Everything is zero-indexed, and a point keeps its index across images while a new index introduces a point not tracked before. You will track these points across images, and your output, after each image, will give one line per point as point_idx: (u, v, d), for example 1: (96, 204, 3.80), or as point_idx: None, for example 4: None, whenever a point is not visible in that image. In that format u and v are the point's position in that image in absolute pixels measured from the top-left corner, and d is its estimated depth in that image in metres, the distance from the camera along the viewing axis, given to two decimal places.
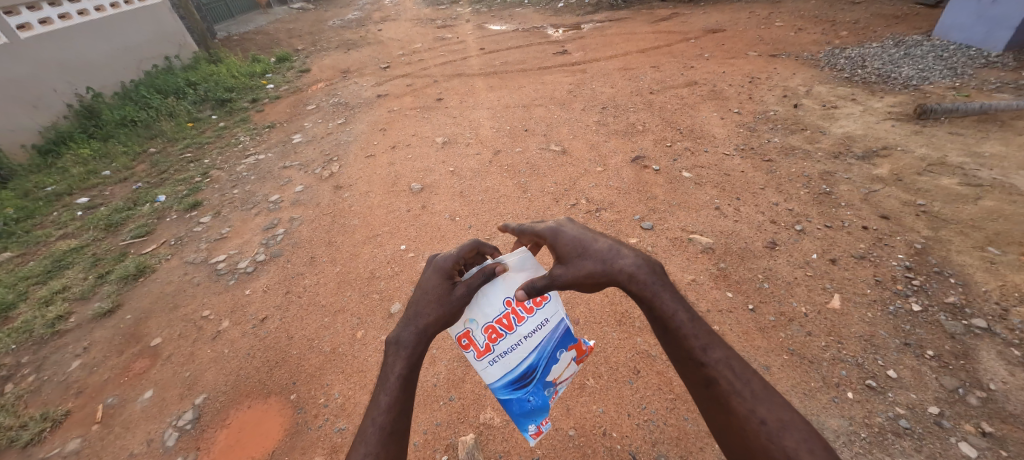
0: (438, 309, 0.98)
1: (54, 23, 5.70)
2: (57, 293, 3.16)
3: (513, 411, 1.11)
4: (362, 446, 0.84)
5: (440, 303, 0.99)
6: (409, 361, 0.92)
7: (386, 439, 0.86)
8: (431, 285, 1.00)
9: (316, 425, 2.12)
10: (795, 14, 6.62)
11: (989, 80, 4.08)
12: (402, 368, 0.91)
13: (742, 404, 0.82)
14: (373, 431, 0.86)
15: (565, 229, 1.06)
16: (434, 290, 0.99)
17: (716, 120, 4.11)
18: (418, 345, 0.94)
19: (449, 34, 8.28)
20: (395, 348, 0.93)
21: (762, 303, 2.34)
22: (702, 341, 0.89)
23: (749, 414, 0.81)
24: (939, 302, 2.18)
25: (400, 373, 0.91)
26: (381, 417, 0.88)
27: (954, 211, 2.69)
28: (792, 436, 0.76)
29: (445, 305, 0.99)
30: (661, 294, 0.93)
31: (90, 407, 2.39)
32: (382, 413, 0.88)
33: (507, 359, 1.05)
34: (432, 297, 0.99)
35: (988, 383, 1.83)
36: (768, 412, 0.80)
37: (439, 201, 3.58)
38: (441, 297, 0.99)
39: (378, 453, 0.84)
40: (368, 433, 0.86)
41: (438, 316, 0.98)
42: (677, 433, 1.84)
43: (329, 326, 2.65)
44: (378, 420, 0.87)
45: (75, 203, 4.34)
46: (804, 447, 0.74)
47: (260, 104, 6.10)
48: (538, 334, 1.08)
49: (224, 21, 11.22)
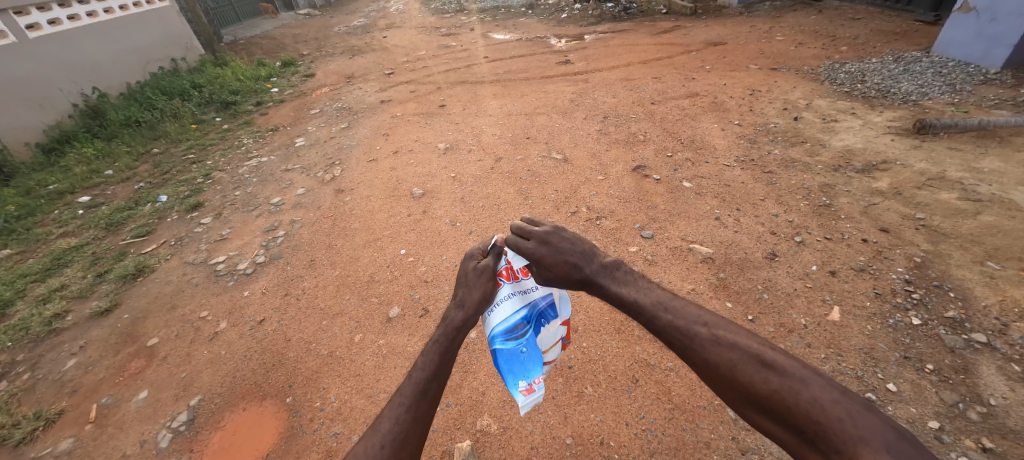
0: (475, 287, 1.24)
1: (62, 24, 5.75)
2: (55, 291, 3.15)
3: (506, 367, 1.20)
4: (399, 396, 1.05)
5: (473, 281, 1.25)
6: (446, 331, 1.14)
7: (418, 396, 1.04)
8: (473, 273, 1.27)
9: (310, 429, 2.10)
10: (796, 29, 6.71)
11: (988, 97, 4.11)
12: (439, 336, 1.13)
13: (697, 354, 1.04)
14: (410, 384, 1.06)
15: (543, 248, 1.27)
16: (466, 273, 1.27)
17: (717, 131, 4.14)
18: (452, 317, 1.17)
19: (452, 42, 8.37)
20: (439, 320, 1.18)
21: (762, 314, 2.34)
22: (650, 313, 1.13)
23: (705, 362, 1.03)
24: (939, 316, 2.17)
25: (438, 339, 1.13)
26: (418, 374, 1.07)
27: (953, 226, 2.69)
28: (745, 372, 0.96)
29: (472, 282, 1.25)
30: (609, 284, 1.22)
31: (84, 406, 2.37)
32: (418, 372, 1.08)
33: (504, 307, 1.24)
34: (464, 278, 1.26)
35: (988, 398, 1.82)
36: (720, 358, 1.00)
37: (440, 206, 3.59)
38: (467, 272, 1.28)
39: (410, 403, 1.03)
40: (406, 386, 1.06)
41: (473, 295, 1.22)
42: (675, 444, 1.83)
43: (327, 329, 2.64)
44: (415, 377, 1.07)
45: (76, 202, 4.34)
46: (759, 379, 0.94)
47: (264, 107, 6.15)
48: (531, 290, 1.30)
49: (231, 26, 11.32)
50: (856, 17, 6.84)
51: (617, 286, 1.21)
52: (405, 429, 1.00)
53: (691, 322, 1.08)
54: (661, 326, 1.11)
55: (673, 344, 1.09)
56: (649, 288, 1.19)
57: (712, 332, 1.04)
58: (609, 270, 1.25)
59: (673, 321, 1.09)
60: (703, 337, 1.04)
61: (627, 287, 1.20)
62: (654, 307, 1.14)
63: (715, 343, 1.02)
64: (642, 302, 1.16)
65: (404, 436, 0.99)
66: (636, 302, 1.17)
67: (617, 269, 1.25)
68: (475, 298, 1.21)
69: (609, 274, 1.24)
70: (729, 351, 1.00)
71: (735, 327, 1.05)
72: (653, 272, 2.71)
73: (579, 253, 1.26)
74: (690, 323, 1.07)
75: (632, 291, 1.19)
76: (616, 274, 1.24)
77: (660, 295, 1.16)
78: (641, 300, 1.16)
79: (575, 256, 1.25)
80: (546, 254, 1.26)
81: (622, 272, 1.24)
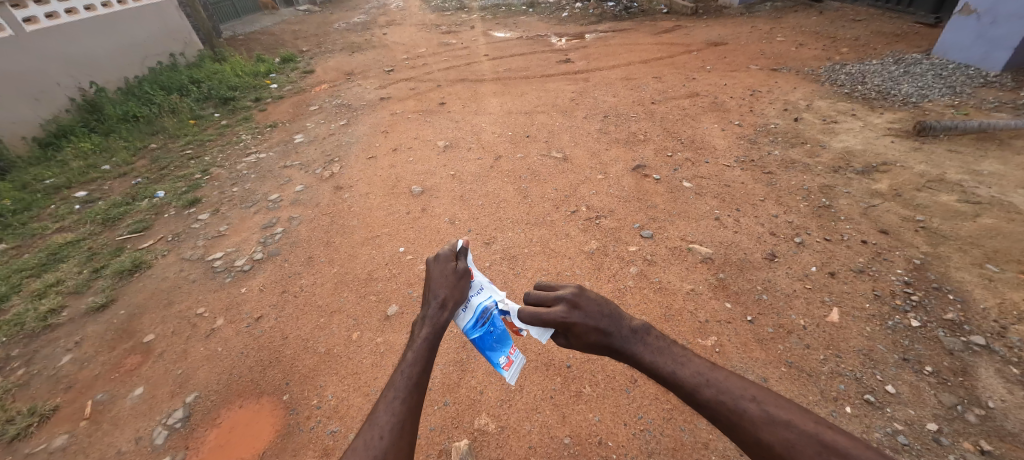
0: (451, 285, 1.21)
1: (60, 18, 5.69)
2: (51, 286, 3.13)
3: (485, 349, 1.27)
4: (392, 390, 1.02)
5: (449, 280, 1.22)
6: (432, 329, 1.13)
7: (413, 387, 1.03)
8: (446, 273, 1.23)
9: (307, 427, 2.09)
10: (797, 30, 6.70)
11: (987, 100, 4.12)
12: (427, 334, 1.12)
13: (749, 435, 0.94)
14: (402, 379, 1.03)
15: (574, 314, 1.13)
16: (446, 274, 1.22)
17: (717, 131, 4.14)
18: (439, 317, 1.15)
19: (453, 39, 8.34)
20: (424, 320, 1.15)
21: (761, 315, 2.33)
22: (690, 385, 1.03)
23: (759, 442, 0.93)
24: (939, 318, 2.17)
25: (425, 337, 1.12)
26: (409, 369, 1.05)
27: (953, 228, 2.69)
28: (804, 454, 0.86)
29: (455, 285, 1.22)
30: (642, 353, 1.09)
31: (78, 403, 2.35)
32: (409, 366, 1.06)
33: (472, 302, 1.25)
34: (444, 280, 1.21)
35: (987, 401, 1.82)
36: (775, 438, 0.91)
37: (439, 204, 3.57)
38: (447, 275, 1.22)
39: (405, 396, 1.01)
40: (398, 381, 1.03)
41: (452, 293, 1.20)
42: (673, 444, 1.82)
43: (325, 327, 2.63)
44: (408, 372, 1.05)
45: (73, 197, 4.31)
46: None
47: (263, 103, 6.12)
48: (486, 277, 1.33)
49: (231, 21, 11.26)
50: (857, 19, 6.84)
51: (651, 354, 1.09)
52: (401, 420, 0.97)
53: (737, 397, 0.98)
54: (704, 401, 1.01)
55: (720, 421, 0.99)
56: (685, 356, 1.08)
57: (763, 409, 0.95)
58: (640, 335, 1.11)
59: (718, 395, 1.00)
60: (753, 416, 0.94)
61: (660, 354, 1.08)
62: (694, 380, 1.03)
63: (768, 422, 0.93)
64: (681, 374, 1.05)
65: (401, 428, 0.96)
66: (674, 375, 1.05)
67: (647, 332, 1.12)
68: (454, 297, 1.20)
69: (640, 340, 1.10)
70: (785, 430, 0.90)
71: (787, 402, 0.95)
72: (652, 271, 2.70)
73: (606, 317, 1.12)
74: (738, 398, 0.98)
75: (667, 361, 1.07)
76: (648, 341, 1.10)
77: (698, 365, 1.05)
78: (679, 372, 1.05)
79: (603, 321, 1.12)
80: (577, 321, 1.12)
81: (653, 337, 1.11)
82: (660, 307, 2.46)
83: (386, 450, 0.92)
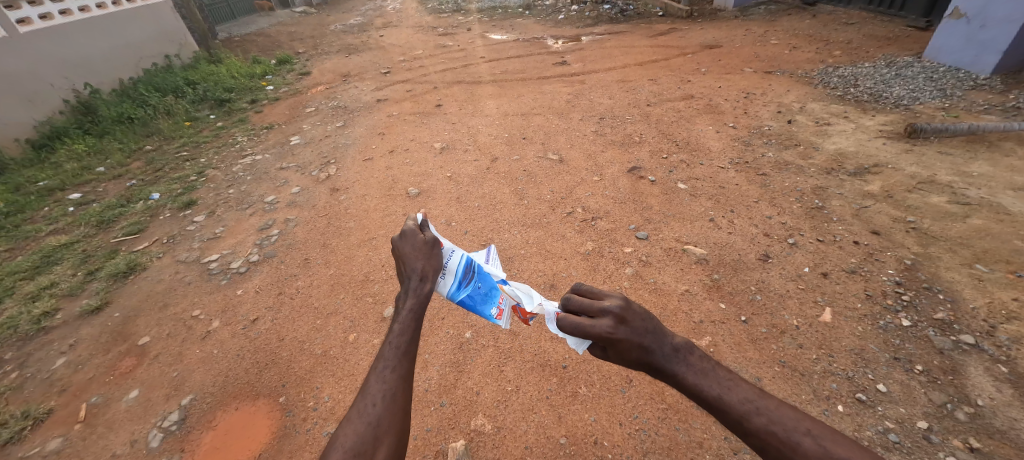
0: (426, 257, 1.15)
1: (54, 19, 5.67)
2: (45, 288, 3.11)
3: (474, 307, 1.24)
4: (383, 362, 0.98)
5: (422, 252, 1.16)
6: (417, 299, 1.07)
7: (403, 355, 1.00)
8: (418, 246, 1.17)
9: (304, 429, 2.09)
10: (790, 33, 6.78)
11: (978, 102, 4.17)
12: (412, 305, 1.05)
13: None
14: (391, 350, 1.00)
15: (621, 330, 0.91)
16: (418, 246, 1.17)
17: (712, 133, 4.17)
18: (421, 289, 1.09)
19: (450, 42, 8.36)
20: (406, 293, 1.08)
21: (755, 315, 2.36)
22: (739, 412, 0.89)
23: None
24: (929, 318, 2.20)
25: (411, 308, 1.05)
26: (397, 340, 1.01)
27: (943, 228, 2.73)
28: None
29: (429, 255, 1.16)
30: (685, 374, 0.93)
31: (72, 406, 2.34)
32: (397, 337, 1.01)
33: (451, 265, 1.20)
34: (418, 253, 1.15)
35: (976, 399, 1.85)
36: None
37: (436, 206, 3.58)
38: (420, 248, 1.17)
39: (395, 365, 0.98)
40: (386, 352, 1.00)
41: (430, 264, 1.14)
42: (668, 443, 1.84)
43: (322, 328, 2.63)
44: (395, 342, 1.00)
45: (67, 199, 4.29)
46: None
47: (259, 105, 6.11)
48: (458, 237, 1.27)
49: (226, 22, 11.23)
50: (849, 22, 6.92)
51: (694, 377, 0.92)
52: (392, 387, 0.95)
53: (791, 429, 0.86)
54: (753, 431, 0.88)
55: (767, 452, 0.87)
56: (731, 380, 0.93)
57: (818, 443, 0.83)
58: (683, 354, 0.94)
59: (769, 425, 0.87)
60: (808, 450, 0.83)
61: (705, 377, 0.92)
62: (742, 407, 0.89)
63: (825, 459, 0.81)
64: (728, 399, 0.90)
65: (394, 395, 0.95)
66: (720, 400, 0.91)
67: (691, 351, 0.95)
68: (432, 267, 1.14)
69: (683, 360, 0.93)
70: None
71: (846, 439, 0.83)
72: (647, 272, 2.72)
73: (652, 334, 0.93)
74: (791, 430, 0.86)
75: (713, 385, 0.92)
76: (692, 361, 0.94)
77: (746, 390, 0.91)
78: (726, 397, 0.90)
79: (649, 337, 0.93)
80: (624, 338, 0.91)
81: (697, 357, 0.95)
82: (655, 308, 2.48)
83: (381, 416, 0.91)
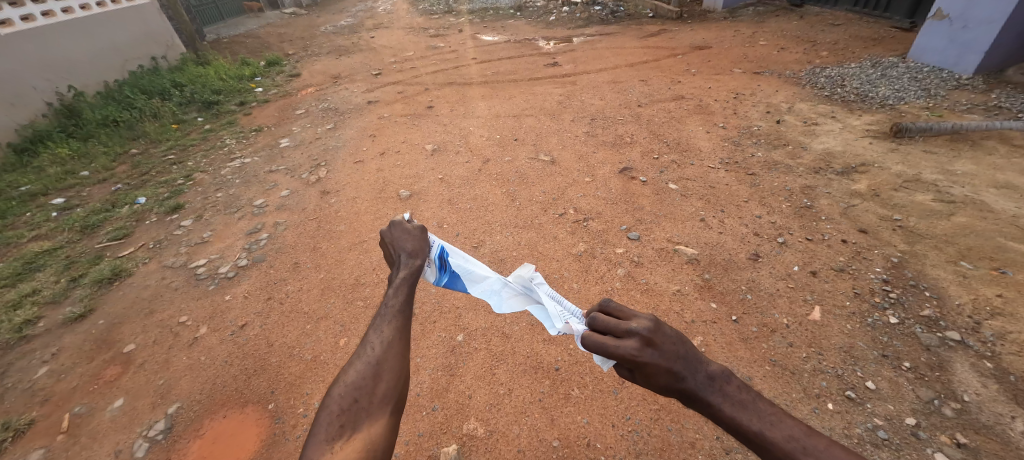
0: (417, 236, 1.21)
1: (36, 21, 5.56)
2: (26, 296, 3.04)
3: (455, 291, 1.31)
4: (380, 319, 1.01)
5: (412, 233, 1.21)
6: (409, 269, 1.11)
7: (398, 311, 1.03)
8: (407, 228, 1.22)
9: (294, 436, 2.06)
10: (778, 34, 6.86)
11: (961, 102, 4.25)
12: (405, 273, 1.09)
13: None
14: (387, 307, 1.03)
15: (647, 352, 0.88)
16: (408, 229, 1.21)
17: (702, 134, 4.20)
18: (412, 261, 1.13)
19: (441, 43, 8.34)
20: (398, 266, 1.13)
21: (745, 315, 2.37)
22: (782, 450, 0.83)
23: None
24: (915, 315, 2.23)
25: (404, 275, 1.10)
26: (393, 299, 1.04)
27: (928, 226, 2.77)
28: None
29: (420, 235, 1.21)
30: (721, 405, 0.87)
31: (54, 417, 2.29)
32: (393, 297, 1.05)
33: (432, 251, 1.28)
34: (408, 233, 1.21)
35: (962, 394, 1.87)
36: None
37: (427, 208, 3.56)
38: (409, 229, 1.22)
39: (393, 318, 1.01)
40: (382, 310, 1.03)
41: (420, 241, 1.19)
42: (661, 444, 1.84)
43: (311, 333, 2.60)
44: (391, 301, 1.04)
45: (50, 204, 4.20)
46: None
47: (248, 107, 6.04)
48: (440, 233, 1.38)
49: (214, 24, 11.09)
50: (835, 23, 7.02)
51: (731, 408, 0.86)
52: (389, 336, 0.98)
53: None
54: None
55: None
56: (774, 415, 0.86)
57: None
58: (719, 383, 0.88)
59: None
60: None
61: (744, 408, 0.86)
62: (783, 444, 0.83)
63: None
64: (770, 436, 0.84)
65: (390, 343, 0.97)
66: (761, 436, 0.84)
67: (727, 381, 0.89)
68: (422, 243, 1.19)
69: (718, 390, 0.87)
70: None
71: None
72: (639, 273, 2.73)
73: (682, 359, 0.88)
74: None
75: (752, 419, 0.85)
76: (728, 391, 0.88)
77: (791, 427, 0.85)
78: (767, 434, 0.84)
79: (678, 363, 0.88)
80: (649, 361, 0.87)
81: (735, 387, 0.88)
82: (648, 308, 2.49)
83: (379, 358, 0.94)
